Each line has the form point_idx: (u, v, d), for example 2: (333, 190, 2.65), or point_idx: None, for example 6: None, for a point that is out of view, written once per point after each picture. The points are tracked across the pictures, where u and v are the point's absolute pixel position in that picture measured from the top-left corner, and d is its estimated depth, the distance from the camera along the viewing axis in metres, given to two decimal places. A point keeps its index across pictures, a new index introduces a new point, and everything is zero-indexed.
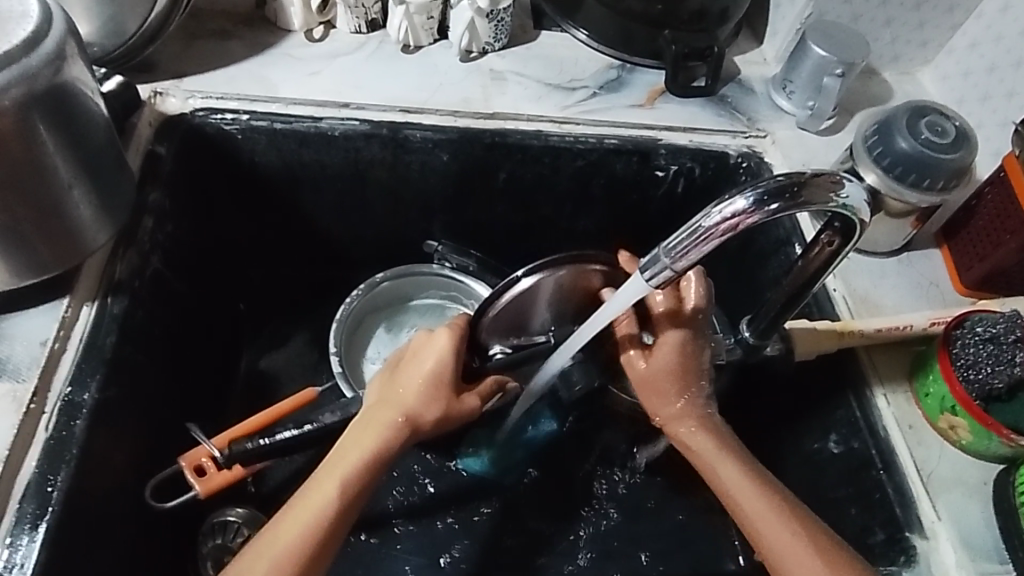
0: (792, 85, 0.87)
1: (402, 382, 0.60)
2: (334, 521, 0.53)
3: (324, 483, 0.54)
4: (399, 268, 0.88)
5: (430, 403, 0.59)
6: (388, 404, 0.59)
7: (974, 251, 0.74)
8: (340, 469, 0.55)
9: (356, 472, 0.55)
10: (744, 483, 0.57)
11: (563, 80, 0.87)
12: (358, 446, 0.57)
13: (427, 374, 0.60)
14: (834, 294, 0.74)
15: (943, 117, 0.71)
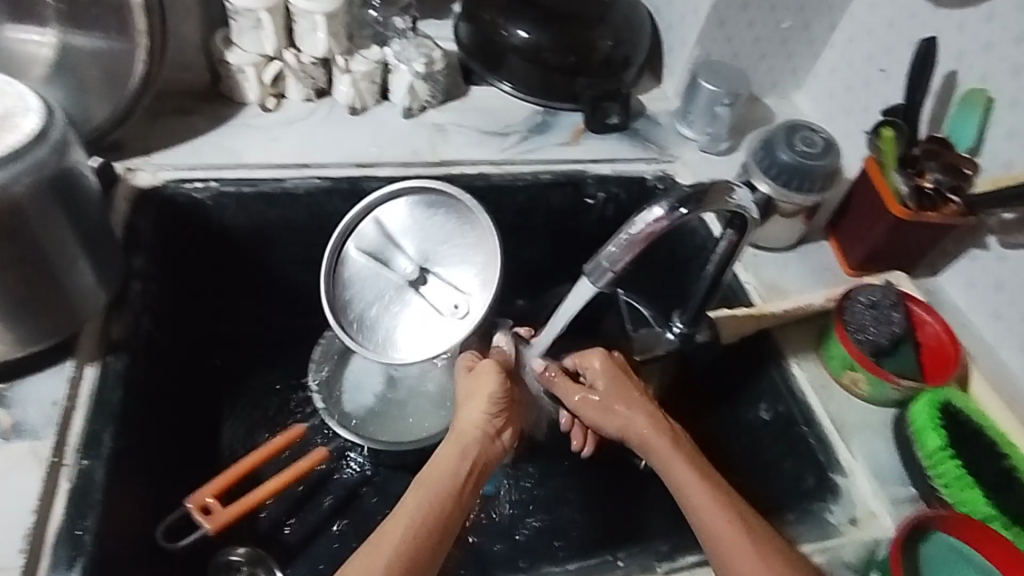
0: (691, 116, 1.03)
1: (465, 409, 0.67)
2: (426, 546, 0.55)
3: (415, 501, 0.58)
4: None
5: (480, 411, 0.66)
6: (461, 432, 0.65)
7: (854, 239, 0.89)
8: (432, 493, 0.59)
9: (446, 505, 0.58)
10: (679, 467, 0.63)
11: (497, 127, 0.99)
12: (454, 457, 0.62)
13: (483, 401, 0.66)
14: (747, 286, 0.87)
15: (813, 131, 0.87)
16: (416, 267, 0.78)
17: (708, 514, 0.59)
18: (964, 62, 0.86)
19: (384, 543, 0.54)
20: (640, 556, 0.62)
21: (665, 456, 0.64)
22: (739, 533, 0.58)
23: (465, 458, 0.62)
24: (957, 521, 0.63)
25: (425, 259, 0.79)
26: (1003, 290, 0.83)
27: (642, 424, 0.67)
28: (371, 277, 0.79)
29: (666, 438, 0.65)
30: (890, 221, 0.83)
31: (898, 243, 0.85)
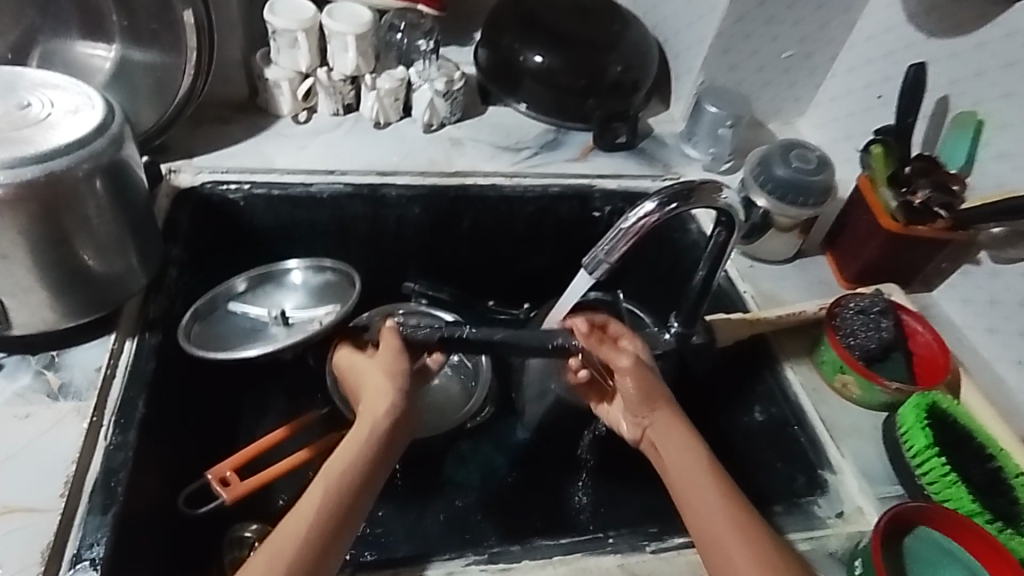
0: (695, 137, 1.09)
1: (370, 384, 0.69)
2: (332, 522, 0.58)
3: (318, 484, 0.60)
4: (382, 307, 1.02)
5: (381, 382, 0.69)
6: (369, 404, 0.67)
7: (849, 253, 0.93)
8: (329, 481, 0.61)
9: (345, 486, 0.60)
10: (684, 459, 0.66)
11: (510, 143, 1.05)
12: (356, 444, 0.64)
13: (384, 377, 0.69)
14: (745, 294, 0.91)
15: (807, 149, 0.92)
16: (244, 279, 0.82)
17: (717, 525, 0.61)
18: (956, 88, 0.90)
19: (295, 526, 0.57)
20: (631, 535, 0.65)
21: (677, 456, 0.67)
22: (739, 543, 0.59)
23: (365, 441, 0.64)
24: (936, 513, 0.65)
25: (249, 281, 0.83)
26: (996, 305, 0.85)
27: (665, 423, 0.70)
28: (243, 328, 0.77)
29: (682, 439, 0.68)
30: (883, 235, 0.87)
31: (890, 257, 0.89)
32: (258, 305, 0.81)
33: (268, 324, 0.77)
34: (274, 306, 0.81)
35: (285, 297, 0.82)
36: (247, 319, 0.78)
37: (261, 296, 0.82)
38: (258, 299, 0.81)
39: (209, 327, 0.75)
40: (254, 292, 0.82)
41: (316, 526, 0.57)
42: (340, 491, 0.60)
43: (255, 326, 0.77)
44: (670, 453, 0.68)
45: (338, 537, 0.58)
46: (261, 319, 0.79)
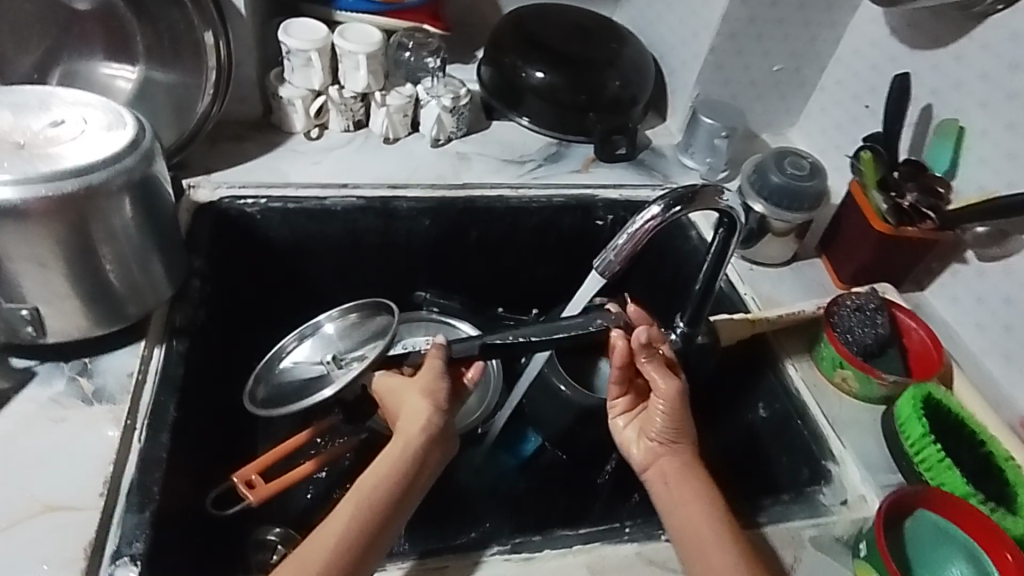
0: (692, 148, 1.14)
1: (407, 408, 0.69)
2: (360, 542, 0.60)
3: (351, 501, 0.62)
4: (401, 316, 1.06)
5: (421, 405, 0.69)
6: (405, 424, 0.68)
7: (843, 256, 0.97)
8: (360, 500, 0.62)
9: (374, 510, 0.62)
10: (697, 496, 0.67)
11: (514, 156, 1.09)
12: (387, 465, 0.65)
13: (423, 403, 0.69)
14: (745, 297, 0.94)
15: (800, 156, 0.96)
16: (288, 342, 0.83)
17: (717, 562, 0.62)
18: (938, 97, 0.95)
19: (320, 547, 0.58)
20: (646, 525, 0.68)
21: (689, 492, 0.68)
22: None
23: (400, 467, 0.65)
24: (933, 496, 0.69)
25: (296, 339, 0.83)
26: (984, 303, 0.89)
27: (674, 473, 0.69)
28: (301, 385, 0.77)
29: (694, 494, 0.67)
30: (875, 238, 0.91)
31: (882, 258, 0.93)
32: (313, 358, 0.81)
33: (322, 375, 0.77)
34: (326, 354, 0.81)
35: (328, 342, 0.82)
36: (305, 376, 0.79)
37: (310, 348, 0.82)
38: (308, 355, 0.82)
39: (270, 387, 0.79)
40: (303, 348, 0.82)
41: (341, 547, 0.59)
42: (367, 514, 0.61)
43: (313, 379, 0.77)
44: (676, 498, 0.68)
45: (363, 560, 0.59)
46: (313, 370, 0.79)
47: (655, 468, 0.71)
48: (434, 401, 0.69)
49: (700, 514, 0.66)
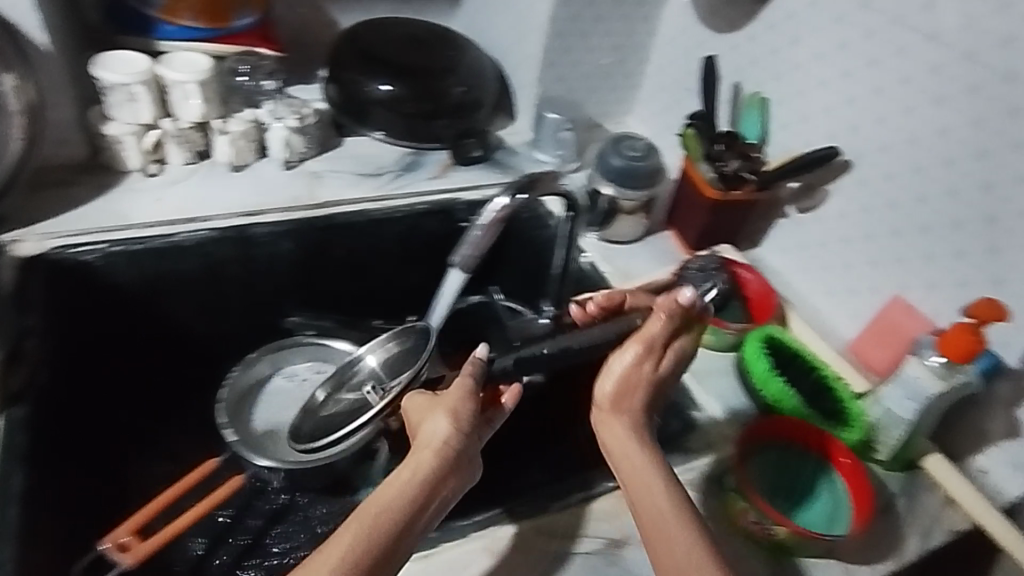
0: (540, 142, 1.22)
1: (428, 429, 0.65)
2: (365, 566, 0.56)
3: (357, 520, 0.59)
4: (283, 340, 1.02)
5: (445, 424, 0.65)
6: (423, 446, 0.64)
7: (685, 224, 1.06)
8: (369, 520, 0.58)
9: (386, 533, 0.58)
10: (654, 487, 0.65)
11: (370, 169, 1.10)
12: (397, 487, 0.61)
13: (448, 420, 0.65)
14: (604, 272, 1.03)
15: (635, 139, 1.04)
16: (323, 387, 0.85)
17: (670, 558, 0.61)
18: (742, 75, 1.06)
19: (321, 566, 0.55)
20: (533, 500, 0.76)
21: (646, 481, 0.66)
22: None
23: (420, 486, 0.61)
24: (785, 423, 0.77)
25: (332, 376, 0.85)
26: (805, 250, 1.00)
27: (635, 457, 0.67)
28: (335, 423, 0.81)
29: (656, 489, 0.65)
30: (708, 204, 1.00)
31: (717, 222, 1.03)
32: (349, 390, 0.83)
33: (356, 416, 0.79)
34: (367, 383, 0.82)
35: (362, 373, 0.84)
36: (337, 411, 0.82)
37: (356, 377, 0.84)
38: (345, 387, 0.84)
39: (311, 426, 0.83)
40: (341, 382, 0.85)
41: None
42: (384, 537, 0.58)
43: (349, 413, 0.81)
44: (639, 486, 0.66)
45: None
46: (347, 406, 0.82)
47: (616, 451, 0.68)
48: (459, 420, 0.65)
49: (659, 506, 0.64)
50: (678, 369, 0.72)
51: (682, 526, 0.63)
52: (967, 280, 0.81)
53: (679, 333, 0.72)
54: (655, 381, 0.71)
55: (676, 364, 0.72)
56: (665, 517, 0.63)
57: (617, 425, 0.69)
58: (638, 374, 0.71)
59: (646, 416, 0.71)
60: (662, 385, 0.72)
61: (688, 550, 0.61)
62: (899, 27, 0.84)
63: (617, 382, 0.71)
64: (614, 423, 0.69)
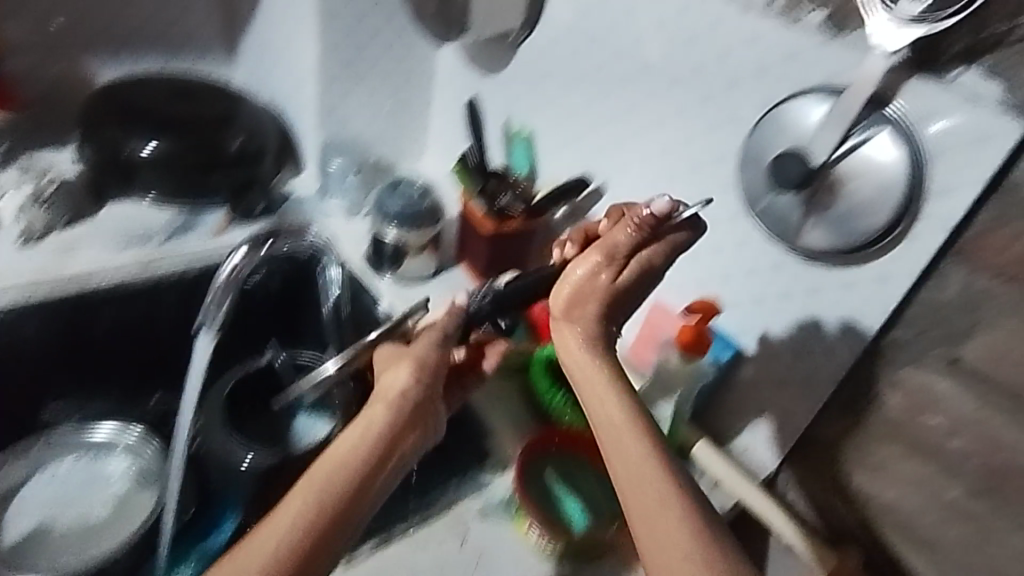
0: (330, 189, 1.22)
1: (389, 387, 0.69)
2: (318, 533, 0.59)
3: (308, 486, 0.61)
4: (37, 441, 0.92)
5: (404, 383, 0.69)
6: (382, 402, 0.68)
7: (473, 255, 1.09)
8: (322, 483, 0.61)
9: (339, 496, 0.61)
10: (608, 403, 0.67)
11: (135, 235, 1.06)
12: (343, 453, 0.64)
13: (407, 379, 0.70)
14: (393, 309, 1.08)
15: (410, 183, 1.12)
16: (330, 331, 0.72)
17: (630, 475, 0.62)
18: (509, 110, 1.12)
19: (270, 536, 0.58)
20: None
21: (601, 399, 0.67)
22: (653, 500, 0.60)
23: (374, 445, 0.65)
24: None
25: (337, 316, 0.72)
26: None
27: (589, 370, 0.68)
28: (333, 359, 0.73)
29: (613, 410, 0.66)
30: (487, 235, 1.04)
31: (500, 251, 1.06)
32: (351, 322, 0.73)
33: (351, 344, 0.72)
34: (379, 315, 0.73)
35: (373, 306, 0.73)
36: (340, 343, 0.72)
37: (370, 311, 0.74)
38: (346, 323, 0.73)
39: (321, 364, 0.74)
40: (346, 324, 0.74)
41: (312, 528, 0.59)
42: (347, 484, 0.62)
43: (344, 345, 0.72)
44: (596, 405, 0.67)
45: (335, 540, 0.60)
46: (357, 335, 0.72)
47: (576, 368, 0.69)
48: (419, 374, 0.70)
49: (612, 427, 0.65)
50: (641, 282, 0.70)
51: (636, 434, 0.64)
52: (701, 278, 0.90)
53: (646, 242, 0.69)
54: (621, 298, 0.70)
55: (646, 275, 0.69)
56: (619, 433, 0.64)
57: (576, 345, 0.69)
58: (596, 293, 0.69)
59: (606, 328, 0.71)
60: (634, 297, 0.71)
61: (637, 458, 0.62)
62: (620, 61, 0.93)
63: (582, 296, 0.70)
64: (574, 341, 0.70)
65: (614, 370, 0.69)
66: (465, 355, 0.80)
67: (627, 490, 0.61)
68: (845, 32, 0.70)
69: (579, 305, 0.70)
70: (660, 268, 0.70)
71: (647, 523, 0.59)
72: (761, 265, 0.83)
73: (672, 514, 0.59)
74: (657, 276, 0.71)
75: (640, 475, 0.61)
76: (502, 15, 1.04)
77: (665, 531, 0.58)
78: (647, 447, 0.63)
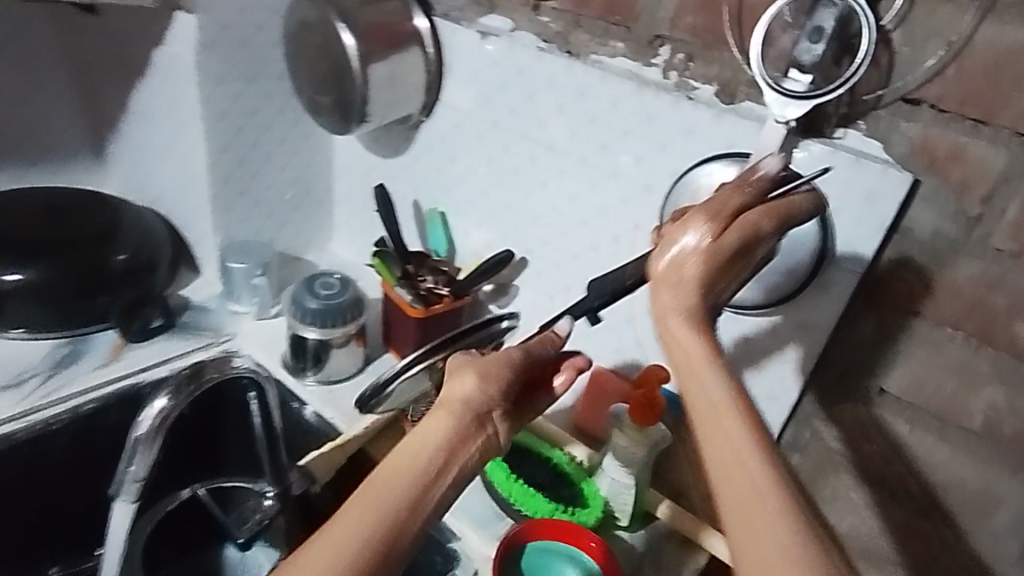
0: (234, 293, 1.12)
1: (454, 389, 0.57)
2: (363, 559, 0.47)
3: (358, 506, 0.50)
4: None
5: (472, 383, 0.57)
6: (452, 409, 0.56)
7: (403, 343, 1.05)
8: (369, 505, 0.50)
9: (391, 517, 0.49)
10: (713, 394, 0.52)
11: (9, 379, 0.94)
12: (406, 465, 0.52)
13: (474, 382, 0.57)
14: (331, 419, 0.97)
15: (328, 275, 1.03)
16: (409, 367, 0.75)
17: (736, 487, 0.47)
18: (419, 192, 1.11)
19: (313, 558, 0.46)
20: None
21: (699, 386, 0.53)
22: (769, 522, 0.45)
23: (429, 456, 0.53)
24: (533, 525, 0.78)
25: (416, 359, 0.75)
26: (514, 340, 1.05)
27: (687, 350, 0.55)
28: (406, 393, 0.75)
29: (715, 407, 0.52)
30: (416, 320, 1.01)
31: (432, 333, 1.03)
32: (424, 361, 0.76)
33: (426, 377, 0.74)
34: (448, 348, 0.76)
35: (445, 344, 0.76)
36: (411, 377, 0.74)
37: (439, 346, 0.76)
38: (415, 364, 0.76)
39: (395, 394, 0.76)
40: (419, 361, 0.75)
41: (360, 565, 0.47)
42: (404, 499, 0.51)
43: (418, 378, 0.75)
44: (696, 393, 0.53)
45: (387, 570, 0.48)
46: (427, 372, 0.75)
47: (672, 348, 0.56)
48: (488, 376, 0.58)
49: (715, 423, 0.51)
50: (745, 249, 0.57)
51: (743, 436, 0.49)
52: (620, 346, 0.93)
53: (753, 204, 0.58)
54: (733, 262, 0.58)
55: (754, 236, 0.57)
56: (727, 429, 0.50)
57: (671, 317, 0.56)
58: (698, 253, 0.56)
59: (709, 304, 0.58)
60: (741, 263, 0.59)
61: (742, 468, 0.48)
62: (525, 141, 0.94)
63: (676, 259, 0.57)
64: (673, 311, 0.56)
65: (714, 348, 0.55)
66: (542, 366, 0.65)
67: (729, 506, 0.47)
68: (736, 104, 0.76)
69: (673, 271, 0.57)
70: (764, 237, 0.58)
71: (759, 556, 0.44)
72: None
73: (787, 542, 0.44)
74: (761, 243, 0.59)
75: (749, 491, 0.46)
76: (402, 102, 1.00)
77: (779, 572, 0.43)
78: (755, 455, 0.48)
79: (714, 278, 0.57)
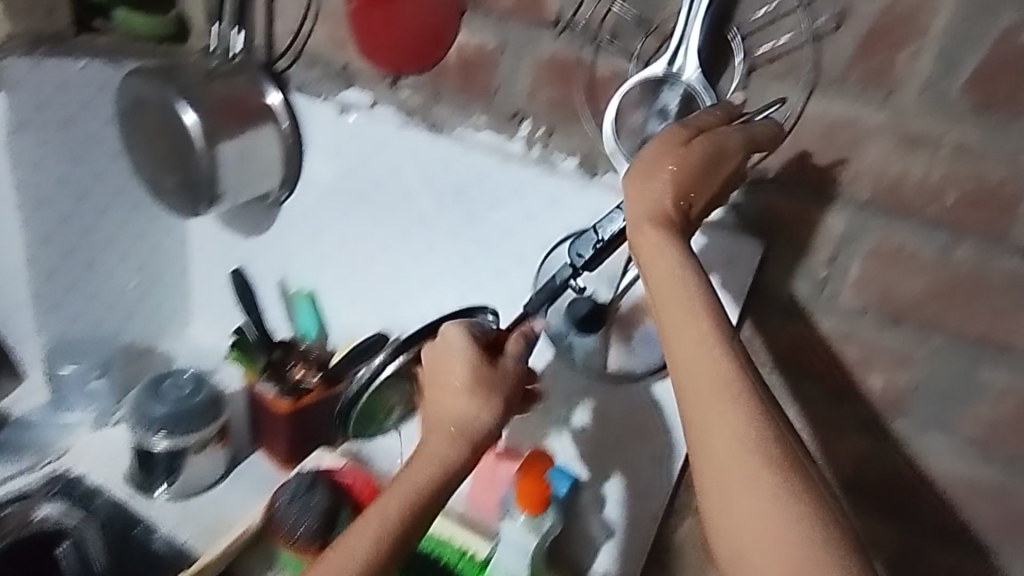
0: (69, 401, 1.00)
1: (444, 403, 0.66)
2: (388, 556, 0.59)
3: (377, 508, 0.60)
4: None
5: (462, 399, 0.65)
6: (443, 425, 0.65)
7: (274, 438, 0.93)
8: (385, 512, 0.60)
9: (411, 516, 0.60)
10: (682, 291, 0.55)
11: None
12: (413, 477, 0.62)
13: (466, 393, 0.65)
14: (186, 543, 0.86)
15: (181, 374, 0.92)
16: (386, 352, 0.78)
17: (699, 380, 0.53)
18: (284, 272, 1.02)
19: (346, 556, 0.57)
20: None
21: (666, 285, 0.56)
22: (726, 405, 0.51)
23: (439, 465, 0.63)
24: None
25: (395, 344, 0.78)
26: None
27: (657, 256, 0.57)
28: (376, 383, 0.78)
29: (685, 304, 0.55)
30: (287, 414, 0.90)
31: (305, 426, 0.92)
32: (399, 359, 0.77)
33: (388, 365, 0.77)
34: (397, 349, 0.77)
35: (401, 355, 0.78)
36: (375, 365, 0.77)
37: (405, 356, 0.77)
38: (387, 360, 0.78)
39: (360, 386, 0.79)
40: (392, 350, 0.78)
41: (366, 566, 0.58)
42: (416, 506, 0.61)
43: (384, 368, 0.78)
44: (666, 290, 0.56)
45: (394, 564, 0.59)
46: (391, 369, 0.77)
47: (645, 255, 0.58)
48: (479, 382, 0.66)
49: (683, 321, 0.55)
50: (717, 160, 0.59)
51: (711, 336, 0.54)
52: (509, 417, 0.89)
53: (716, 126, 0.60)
54: (704, 189, 0.59)
55: (716, 168, 0.59)
56: (693, 325, 0.54)
57: (644, 228, 0.58)
58: (668, 186, 0.58)
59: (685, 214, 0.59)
60: (720, 175, 0.60)
61: (712, 365, 0.53)
62: (393, 216, 0.90)
63: (646, 186, 0.59)
64: (645, 227, 0.58)
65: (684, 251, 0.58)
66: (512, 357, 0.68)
67: (693, 393, 0.53)
68: (597, 176, 0.77)
69: (647, 197, 0.59)
70: (733, 153, 0.60)
71: (715, 438, 0.51)
72: (578, 393, 0.84)
73: (736, 423, 0.51)
74: (733, 159, 0.60)
75: (709, 379, 0.52)
76: (259, 179, 0.93)
77: (738, 468, 0.50)
78: (722, 354, 0.53)
79: (686, 207, 0.59)
